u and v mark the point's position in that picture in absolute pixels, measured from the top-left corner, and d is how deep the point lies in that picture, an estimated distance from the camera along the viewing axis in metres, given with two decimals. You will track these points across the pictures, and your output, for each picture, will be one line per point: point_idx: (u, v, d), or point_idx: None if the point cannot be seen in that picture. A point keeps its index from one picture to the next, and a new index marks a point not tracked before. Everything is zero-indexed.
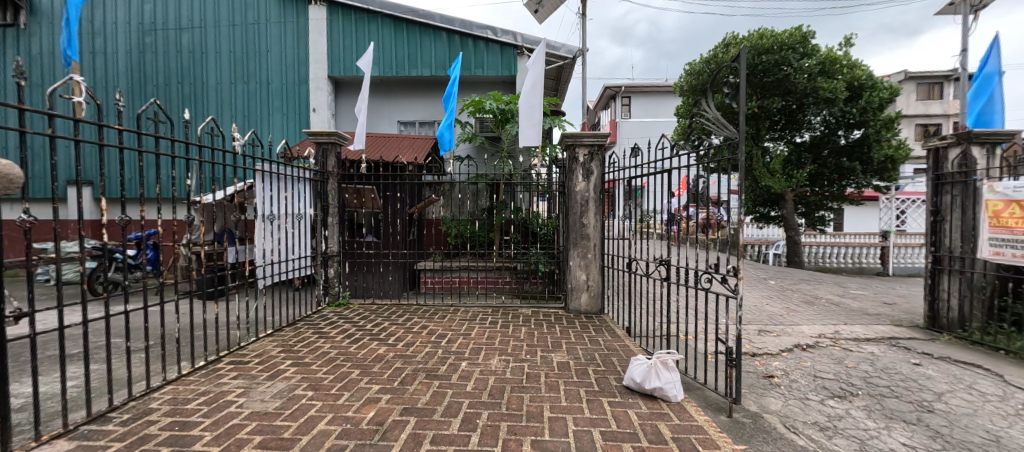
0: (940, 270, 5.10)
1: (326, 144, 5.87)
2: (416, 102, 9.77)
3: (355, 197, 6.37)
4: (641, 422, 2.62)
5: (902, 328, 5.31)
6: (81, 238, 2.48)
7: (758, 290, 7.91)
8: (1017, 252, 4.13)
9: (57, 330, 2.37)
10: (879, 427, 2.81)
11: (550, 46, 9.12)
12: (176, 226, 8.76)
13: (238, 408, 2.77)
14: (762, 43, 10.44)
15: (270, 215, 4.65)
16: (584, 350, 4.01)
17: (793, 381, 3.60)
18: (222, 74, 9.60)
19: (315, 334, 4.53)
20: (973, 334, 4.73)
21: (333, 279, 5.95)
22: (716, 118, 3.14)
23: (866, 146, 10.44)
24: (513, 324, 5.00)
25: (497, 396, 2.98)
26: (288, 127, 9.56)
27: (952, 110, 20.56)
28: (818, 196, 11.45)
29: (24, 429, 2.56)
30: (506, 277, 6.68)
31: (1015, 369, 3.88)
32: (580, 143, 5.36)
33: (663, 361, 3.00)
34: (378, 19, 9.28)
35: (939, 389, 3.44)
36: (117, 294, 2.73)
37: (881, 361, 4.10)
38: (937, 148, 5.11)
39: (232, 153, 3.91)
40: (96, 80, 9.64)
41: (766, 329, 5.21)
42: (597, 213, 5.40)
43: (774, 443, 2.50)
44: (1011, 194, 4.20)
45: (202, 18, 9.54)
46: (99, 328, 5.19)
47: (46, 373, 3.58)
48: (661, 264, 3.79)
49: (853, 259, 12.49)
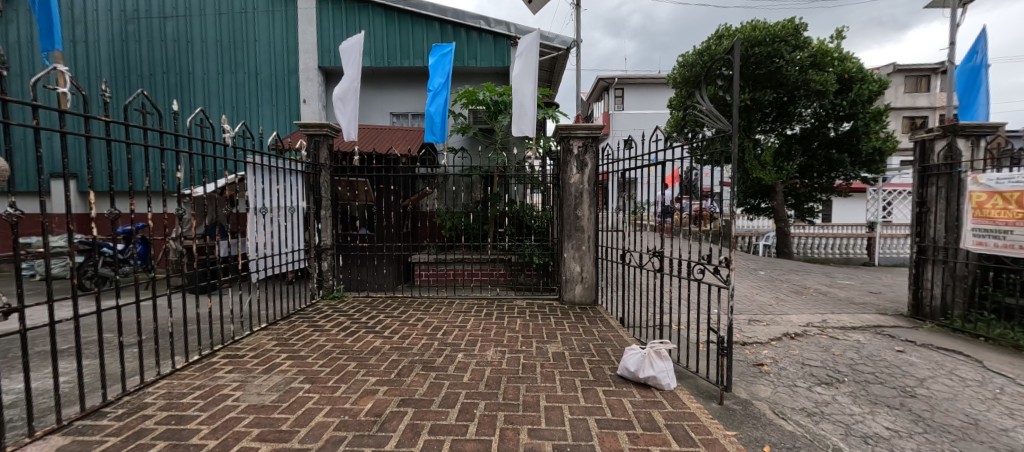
0: (924, 260, 5.22)
1: (318, 136, 5.79)
2: (408, 94, 9.68)
3: (349, 190, 6.31)
4: (635, 409, 2.68)
5: (886, 316, 5.47)
6: (69, 232, 2.37)
7: (748, 280, 8.06)
8: (999, 242, 4.25)
9: (46, 324, 2.27)
10: (864, 412, 2.91)
11: (544, 36, 9.05)
12: (166, 220, 8.87)
13: (235, 401, 2.78)
14: (754, 35, 10.58)
15: (263, 207, 4.57)
16: (579, 341, 4.06)
17: (782, 368, 3.70)
18: (209, 64, 9.39)
19: (311, 328, 4.50)
20: (954, 321, 4.87)
21: (328, 272, 5.95)
22: (709, 110, 3.09)
23: (855, 138, 10.54)
24: (507, 315, 5.04)
25: (495, 386, 3.02)
26: (278, 118, 9.43)
27: (939, 103, 20.97)
28: (807, 188, 11.58)
29: (17, 425, 2.54)
30: (501, 270, 6.71)
31: (994, 355, 4.01)
32: (574, 135, 5.36)
33: (657, 351, 3.06)
34: (369, 8, 9.14)
35: (921, 375, 3.54)
36: (110, 289, 2.62)
37: (867, 349, 4.22)
38: (924, 140, 5.22)
39: (224, 146, 3.69)
40: (78, 69, 9.38)
41: (756, 319, 5.32)
42: (592, 205, 5.42)
43: (763, 429, 2.58)
44: (994, 186, 4.31)
45: (187, 6, 9.31)
46: (88, 324, 5.14)
47: (36, 370, 3.54)
48: (655, 255, 3.75)
49: (840, 250, 12.87)
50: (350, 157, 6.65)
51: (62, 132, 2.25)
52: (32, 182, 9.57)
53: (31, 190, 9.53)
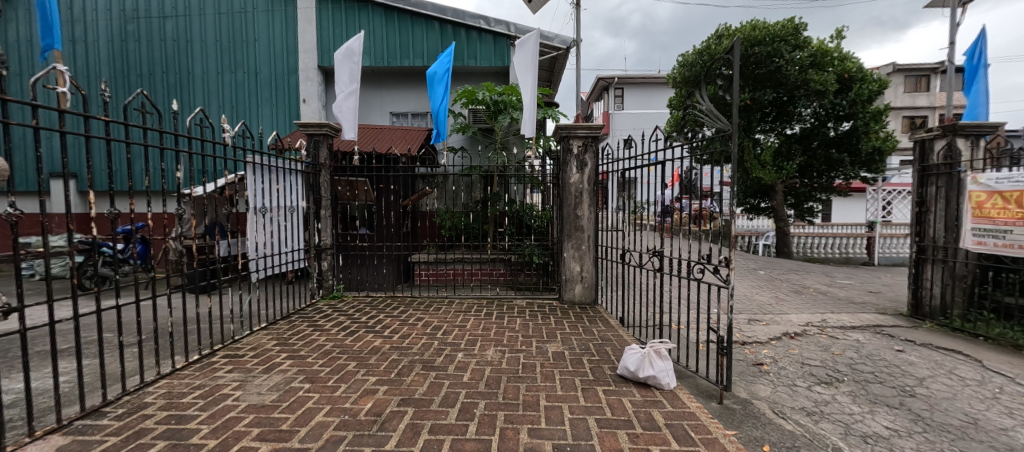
0: (923, 259, 5.22)
1: (318, 136, 5.79)
2: (407, 93, 9.68)
3: (348, 189, 6.32)
4: (635, 409, 2.68)
5: (886, 316, 5.47)
6: (69, 231, 2.37)
7: (747, 280, 8.07)
8: (999, 241, 4.26)
9: (47, 324, 2.27)
10: (863, 411, 2.91)
11: (544, 36, 9.05)
12: (166, 220, 8.88)
13: (234, 401, 2.78)
14: (754, 35, 10.59)
15: (262, 207, 4.56)
16: (579, 340, 4.07)
17: (782, 368, 3.70)
18: (208, 63, 9.39)
19: (310, 327, 4.51)
20: (953, 320, 4.87)
21: (327, 272, 5.96)
22: (709, 110, 3.09)
23: (854, 138, 10.54)
24: (507, 315, 5.05)
25: (495, 386, 3.02)
26: (277, 118, 9.42)
27: (938, 103, 20.97)
28: (807, 188, 11.59)
29: (17, 425, 2.54)
30: (500, 269, 6.69)
31: (993, 355, 4.01)
32: (574, 134, 5.36)
33: (657, 350, 3.06)
34: (369, 8, 9.13)
35: (921, 375, 3.55)
36: (110, 289, 2.61)
37: (866, 348, 4.22)
38: (924, 140, 5.22)
39: (224, 146, 3.68)
40: (78, 69, 9.37)
41: (756, 318, 5.32)
42: (592, 204, 5.42)
43: (763, 428, 2.58)
44: (994, 185, 4.31)
45: (187, 6, 9.30)
46: (88, 324, 5.15)
47: (36, 369, 3.54)
48: (654, 255, 3.75)
49: (840, 249, 12.88)
50: (350, 156, 6.65)
51: (62, 132, 2.25)
52: (32, 181, 9.56)
53: (30, 190, 9.51)
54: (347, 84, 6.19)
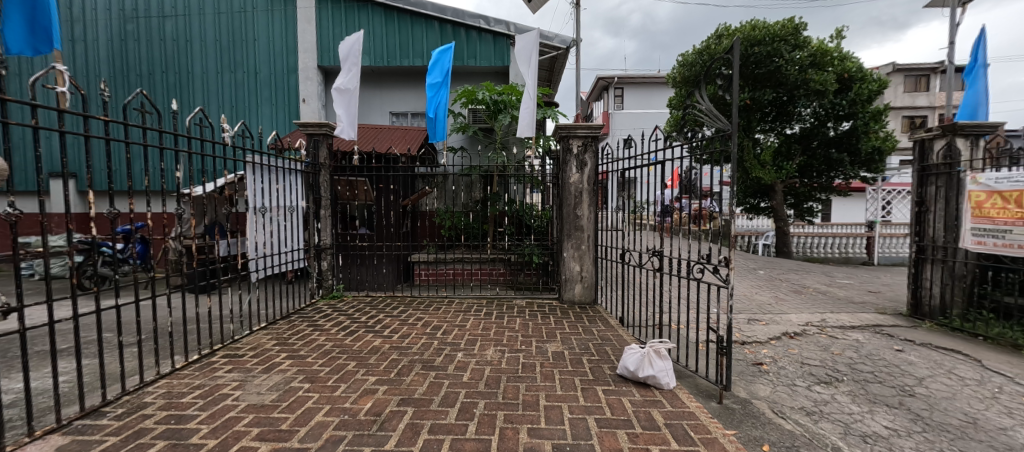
0: (923, 259, 5.23)
1: (317, 136, 5.79)
2: (407, 93, 9.67)
3: (348, 189, 6.31)
4: (634, 409, 2.68)
5: (885, 316, 5.47)
6: (69, 231, 2.37)
7: (747, 279, 8.07)
8: (998, 241, 4.26)
9: (46, 324, 2.26)
10: (862, 411, 2.91)
11: (544, 36, 9.04)
12: (165, 219, 8.87)
13: (234, 401, 2.78)
14: (754, 34, 10.60)
15: (262, 207, 4.56)
16: (579, 340, 4.07)
17: (781, 367, 3.70)
18: (208, 63, 9.38)
19: (310, 327, 4.51)
20: (953, 320, 4.87)
21: (327, 272, 5.96)
22: (709, 110, 3.09)
23: (854, 137, 10.54)
24: (507, 315, 5.05)
25: (494, 386, 3.02)
26: (277, 118, 9.42)
27: (938, 103, 20.99)
28: (806, 188, 11.59)
29: (16, 425, 2.54)
30: (500, 269, 6.70)
31: (993, 355, 4.01)
32: (574, 134, 5.36)
33: (656, 350, 3.06)
34: (369, 7, 9.13)
35: (920, 374, 3.55)
36: (109, 289, 2.61)
37: (866, 348, 4.23)
38: (924, 140, 5.22)
39: (223, 146, 3.68)
40: (77, 69, 9.36)
41: (755, 318, 5.33)
42: (591, 204, 5.43)
43: (763, 428, 2.58)
44: (993, 185, 4.32)
45: (186, 5, 9.29)
46: (88, 324, 5.15)
47: (36, 369, 3.54)
48: (654, 255, 3.74)
49: (839, 249, 12.90)
50: (350, 156, 6.65)
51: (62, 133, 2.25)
52: (31, 181, 9.54)
53: (30, 190, 9.49)
54: (348, 85, 6.19)
